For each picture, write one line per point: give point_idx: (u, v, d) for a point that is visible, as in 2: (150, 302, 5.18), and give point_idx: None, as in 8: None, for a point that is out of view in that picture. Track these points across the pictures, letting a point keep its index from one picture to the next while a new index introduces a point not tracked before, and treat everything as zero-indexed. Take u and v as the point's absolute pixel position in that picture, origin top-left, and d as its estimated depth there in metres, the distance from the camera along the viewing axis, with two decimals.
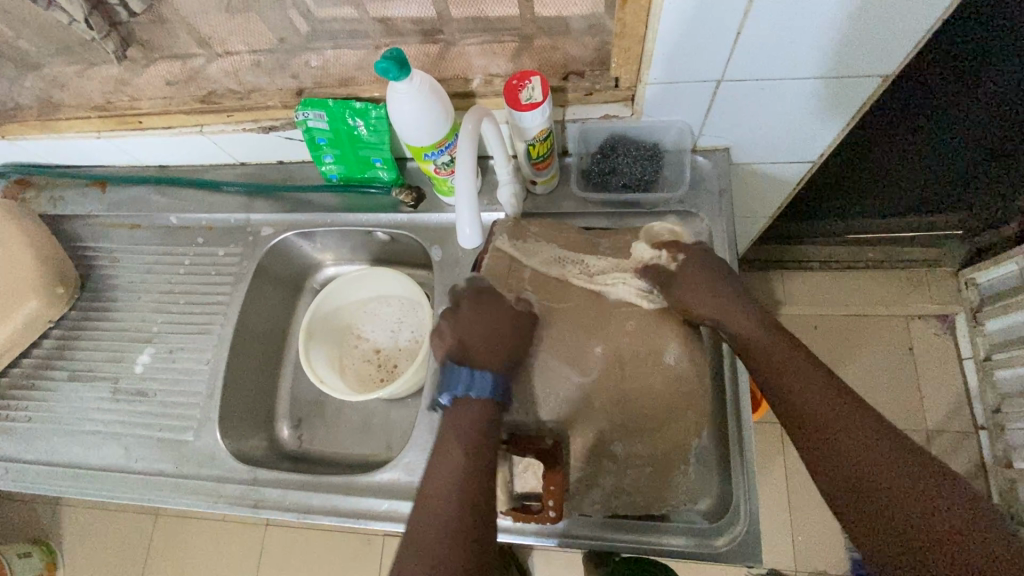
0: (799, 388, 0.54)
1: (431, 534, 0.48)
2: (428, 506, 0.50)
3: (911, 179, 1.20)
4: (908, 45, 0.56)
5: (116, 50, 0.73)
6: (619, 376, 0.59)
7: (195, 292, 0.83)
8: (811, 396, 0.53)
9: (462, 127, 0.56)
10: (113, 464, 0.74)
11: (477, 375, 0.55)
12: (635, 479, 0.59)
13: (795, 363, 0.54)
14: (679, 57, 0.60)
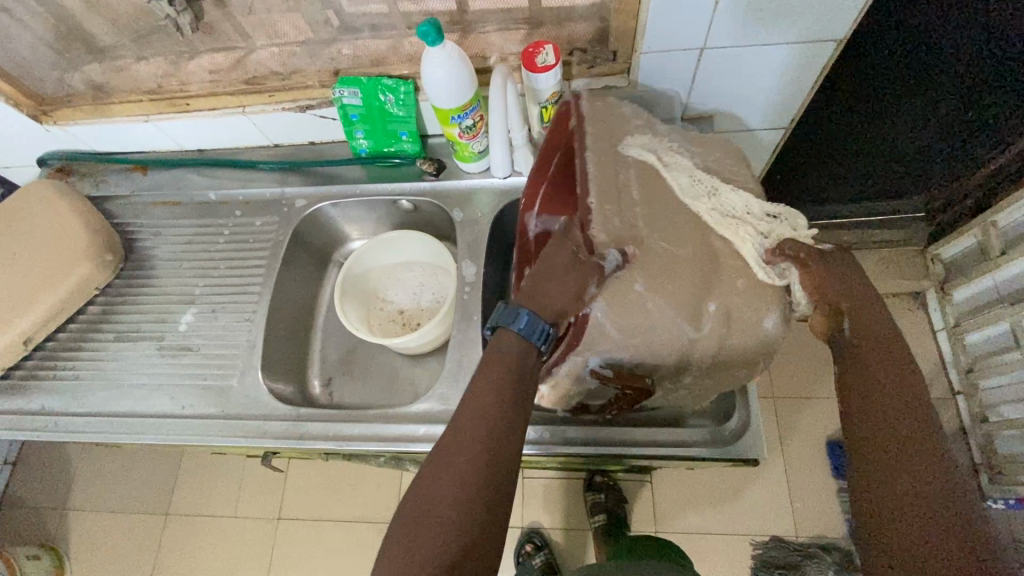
0: (873, 344, 0.54)
1: (444, 494, 0.48)
2: (447, 466, 0.49)
3: (879, 158, 1.32)
4: (854, 15, 0.68)
5: (189, 23, 0.79)
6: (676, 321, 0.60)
7: (234, 257, 0.90)
8: (878, 358, 0.54)
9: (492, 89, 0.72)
10: (161, 411, 0.80)
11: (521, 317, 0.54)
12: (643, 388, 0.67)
13: (878, 342, 0.54)
14: (668, 26, 0.70)
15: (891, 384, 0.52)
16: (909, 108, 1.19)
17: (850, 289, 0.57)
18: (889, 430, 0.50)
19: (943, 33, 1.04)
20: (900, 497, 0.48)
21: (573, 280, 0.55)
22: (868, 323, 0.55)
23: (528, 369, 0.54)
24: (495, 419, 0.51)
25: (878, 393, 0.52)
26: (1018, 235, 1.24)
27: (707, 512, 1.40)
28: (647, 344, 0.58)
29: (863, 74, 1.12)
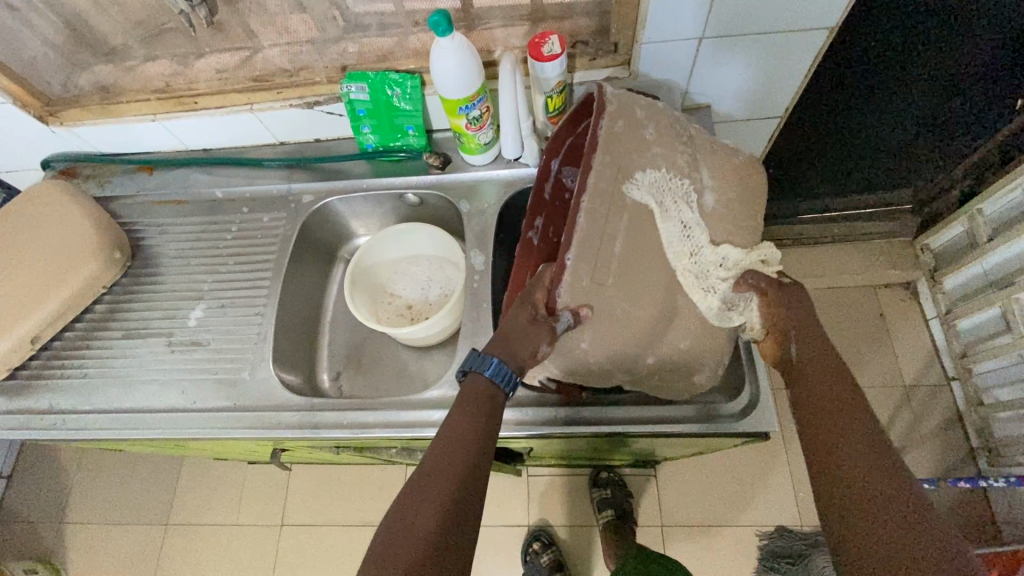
0: (812, 366, 0.60)
1: (414, 529, 0.50)
2: (417, 503, 0.52)
3: (867, 151, 1.37)
4: (844, 4, 0.71)
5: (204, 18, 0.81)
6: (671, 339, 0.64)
7: (242, 253, 0.91)
8: (820, 378, 0.58)
9: (503, 69, 0.74)
10: (172, 406, 0.79)
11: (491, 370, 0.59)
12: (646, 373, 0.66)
13: (825, 364, 0.59)
14: (667, 19, 0.73)
15: (833, 400, 0.56)
16: (896, 106, 1.24)
17: (802, 320, 0.62)
18: (839, 442, 0.54)
19: (926, 32, 1.09)
20: (859, 507, 0.50)
21: (527, 346, 0.59)
22: (808, 344, 0.61)
23: (493, 410, 0.58)
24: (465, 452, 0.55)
25: (823, 410, 0.56)
26: (1003, 222, 1.27)
27: (714, 505, 1.41)
28: (654, 318, 0.62)
29: (863, 65, 1.14)
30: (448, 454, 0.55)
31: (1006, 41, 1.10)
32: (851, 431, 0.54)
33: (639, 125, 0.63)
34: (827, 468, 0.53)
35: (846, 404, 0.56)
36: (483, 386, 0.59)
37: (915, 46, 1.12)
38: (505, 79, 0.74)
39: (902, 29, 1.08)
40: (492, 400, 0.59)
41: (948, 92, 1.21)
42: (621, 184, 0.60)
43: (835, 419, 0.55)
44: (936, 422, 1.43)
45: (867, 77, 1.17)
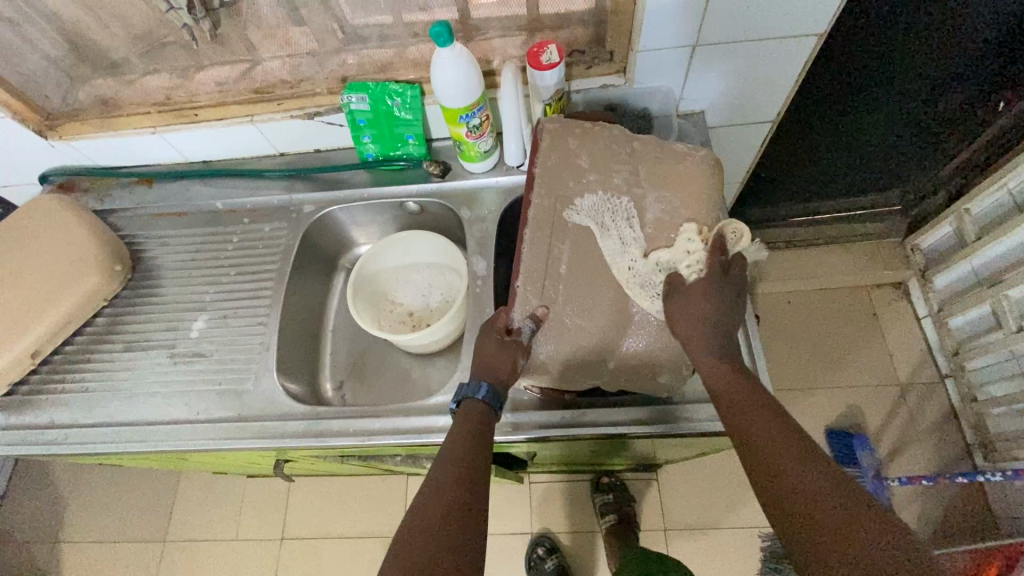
0: (750, 417, 0.53)
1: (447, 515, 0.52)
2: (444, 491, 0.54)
3: (854, 153, 1.40)
4: (832, 10, 0.74)
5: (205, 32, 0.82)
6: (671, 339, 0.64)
7: (243, 263, 0.91)
8: (764, 429, 0.52)
9: (505, 77, 0.75)
10: (175, 417, 0.79)
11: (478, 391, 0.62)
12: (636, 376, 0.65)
13: (741, 384, 0.56)
14: (659, 27, 0.75)
15: (785, 453, 0.50)
16: (884, 109, 1.28)
17: (714, 329, 0.59)
18: (808, 501, 0.46)
19: (913, 38, 1.13)
20: (815, 523, 0.45)
21: (505, 363, 0.63)
22: (738, 389, 0.56)
23: (487, 428, 0.61)
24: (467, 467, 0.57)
25: (781, 467, 0.49)
26: (990, 222, 1.30)
27: (715, 507, 1.41)
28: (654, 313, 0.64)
29: (852, 70, 1.18)
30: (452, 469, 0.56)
31: (986, 45, 1.13)
32: (818, 485, 0.47)
33: (620, 140, 0.68)
34: (807, 541, 0.44)
35: (802, 455, 0.49)
36: (478, 409, 0.62)
37: (901, 51, 1.15)
38: (507, 81, 0.75)
39: (889, 30, 1.10)
40: (485, 419, 0.62)
41: (931, 95, 1.25)
42: (560, 212, 0.66)
43: (796, 475, 0.48)
44: (931, 419, 1.45)
45: (856, 80, 1.21)
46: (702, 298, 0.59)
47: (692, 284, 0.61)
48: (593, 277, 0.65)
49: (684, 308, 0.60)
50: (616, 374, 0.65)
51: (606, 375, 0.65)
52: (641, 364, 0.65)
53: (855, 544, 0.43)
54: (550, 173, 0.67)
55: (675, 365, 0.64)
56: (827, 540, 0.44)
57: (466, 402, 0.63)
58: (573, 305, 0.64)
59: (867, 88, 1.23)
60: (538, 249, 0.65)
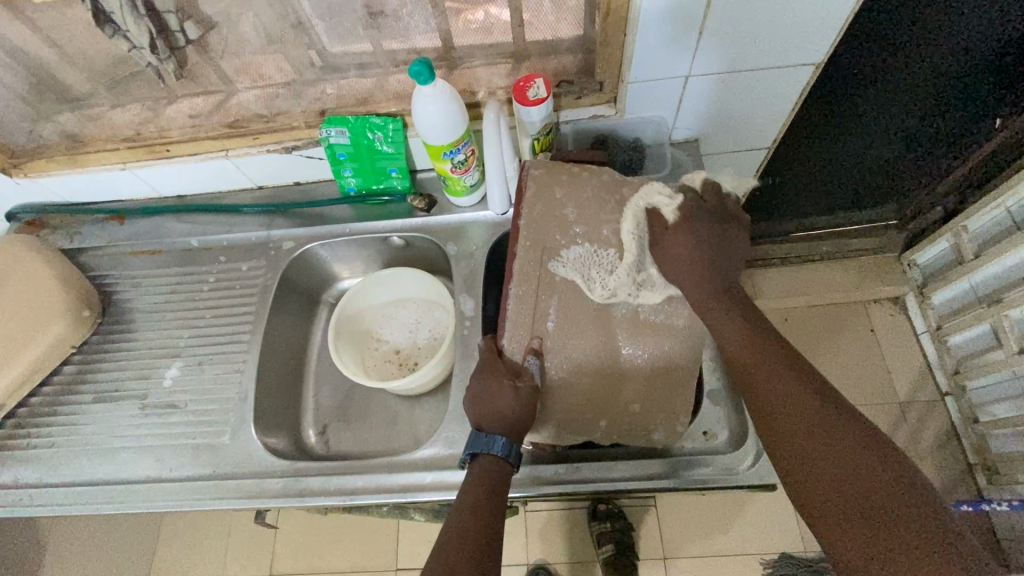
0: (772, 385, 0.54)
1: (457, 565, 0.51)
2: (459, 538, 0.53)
3: (848, 170, 1.37)
4: (830, 39, 0.71)
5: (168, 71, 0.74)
6: (666, 392, 0.61)
7: (219, 306, 0.87)
8: (778, 371, 0.55)
9: (486, 117, 0.71)
10: (147, 476, 0.75)
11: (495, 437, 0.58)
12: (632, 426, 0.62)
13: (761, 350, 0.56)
14: (653, 57, 0.72)
15: (802, 396, 0.53)
16: (879, 125, 1.24)
17: (705, 267, 0.60)
18: (818, 441, 0.50)
19: (910, 54, 1.08)
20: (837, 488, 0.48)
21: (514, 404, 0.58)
22: (749, 328, 0.57)
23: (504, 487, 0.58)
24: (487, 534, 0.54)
25: (795, 410, 0.52)
26: (988, 240, 1.28)
27: (716, 534, 1.37)
28: (649, 365, 0.61)
29: (847, 90, 1.14)
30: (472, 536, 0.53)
31: (992, 56, 1.09)
32: (832, 427, 0.50)
33: (612, 181, 0.65)
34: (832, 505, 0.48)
35: (821, 412, 0.52)
36: (495, 464, 0.58)
37: (896, 66, 1.11)
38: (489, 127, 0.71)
39: (894, 44, 1.05)
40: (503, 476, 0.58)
41: (928, 111, 1.21)
42: (546, 263, 0.62)
43: (809, 417, 0.51)
44: (932, 438, 1.43)
45: (848, 99, 1.16)
46: (685, 239, 0.60)
47: (673, 226, 0.62)
48: (585, 329, 0.61)
49: (670, 257, 0.61)
50: (610, 431, 0.63)
51: (598, 432, 0.62)
52: (636, 420, 0.62)
53: (859, 483, 0.48)
54: (538, 220, 0.63)
55: (670, 420, 0.62)
56: (831, 476, 0.49)
57: (482, 457, 0.59)
58: (565, 360, 0.61)
59: (861, 106, 1.19)
60: (526, 302, 0.61)
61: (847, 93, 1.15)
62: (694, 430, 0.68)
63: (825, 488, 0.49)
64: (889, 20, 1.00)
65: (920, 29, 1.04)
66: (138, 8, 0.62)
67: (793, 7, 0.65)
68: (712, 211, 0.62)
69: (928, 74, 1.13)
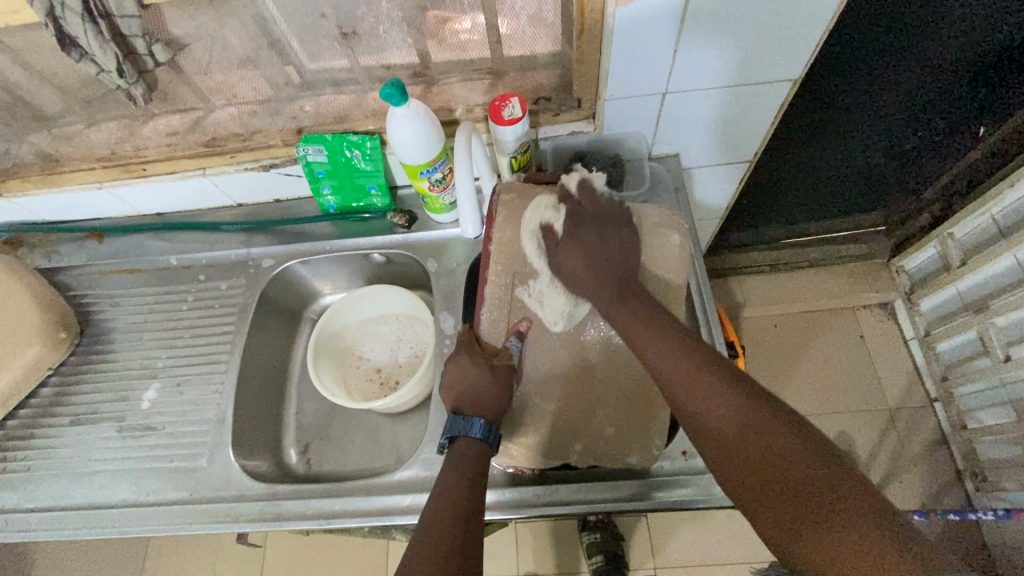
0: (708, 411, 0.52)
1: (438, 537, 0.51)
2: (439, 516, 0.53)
3: (834, 176, 1.37)
4: (805, 55, 0.70)
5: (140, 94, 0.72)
6: (637, 415, 0.62)
7: (198, 325, 0.86)
8: (689, 361, 0.55)
9: (457, 139, 0.69)
10: (123, 500, 0.74)
11: (471, 419, 0.59)
12: (607, 449, 0.62)
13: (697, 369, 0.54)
14: (629, 74, 0.71)
15: (714, 382, 0.53)
16: (865, 131, 1.24)
17: (596, 275, 0.62)
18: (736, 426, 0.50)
19: (894, 60, 1.08)
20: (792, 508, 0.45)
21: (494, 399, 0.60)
22: (651, 324, 0.58)
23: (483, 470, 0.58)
24: (467, 512, 0.54)
25: (712, 413, 0.51)
26: (974, 246, 1.28)
27: (706, 543, 1.37)
28: (622, 385, 0.62)
29: (830, 97, 1.14)
30: (450, 511, 0.54)
31: (967, 68, 1.10)
32: (747, 408, 0.50)
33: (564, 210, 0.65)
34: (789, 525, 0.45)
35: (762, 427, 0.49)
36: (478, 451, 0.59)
37: (880, 73, 1.10)
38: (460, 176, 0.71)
39: (868, 58, 1.07)
40: (482, 459, 0.59)
41: (911, 118, 1.21)
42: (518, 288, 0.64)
43: (726, 417, 0.51)
44: (921, 445, 1.43)
45: (833, 106, 1.16)
46: (574, 252, 0.63)
47: (563, 240, 0.64)
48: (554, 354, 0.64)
49: (564, 267, 0.63)
50: (584, 455, 0.63)
51: (573, 456, 0.63)
52: (611, 443, 0.62)
53: (784, 476, 0.46)
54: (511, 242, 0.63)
55: (645, 445, 0.62)
56: (751, 457, 0.48)
57: (460, 439, 0.60)
58: None
59: (845, 113, 1.19)
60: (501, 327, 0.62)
61: (832, 99, 1.15)
62: (671, 451, 0.67)
63: (747, 470, 0.48)
64: (859, 34, 1.03)
65: (904, 37, 1.04)
66: (103, 32, 0.60)
67: (766, 24, 0.65)
68: (593, 215, 0.65)
69: (912, 80, 1.13)
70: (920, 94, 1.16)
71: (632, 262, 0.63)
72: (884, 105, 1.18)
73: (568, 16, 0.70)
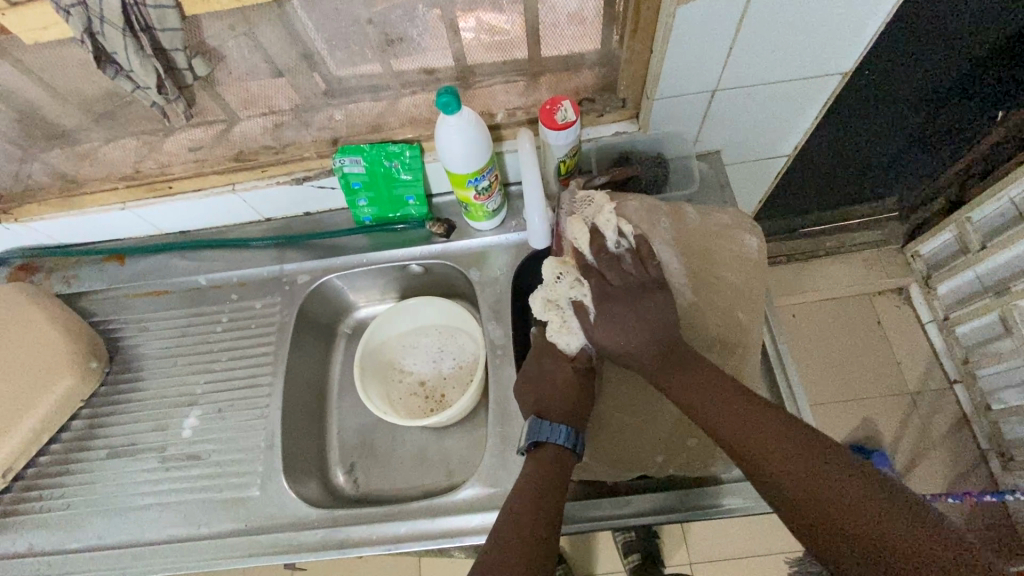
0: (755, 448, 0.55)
1: (527, 516, 0.55)
2: (523, 498, 0.57)
3: (859, 169, 1.31)
4: (858, 49, 0.69)
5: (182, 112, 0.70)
6: None
7: (235, 347, 0.83)
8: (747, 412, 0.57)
9: (522, 145, 0.70)
10: (175, 534, 0.71)
11: (556, 425, 0.62)
12: (686, 456, 0.65)
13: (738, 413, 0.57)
14: (680, 73, 0.69)
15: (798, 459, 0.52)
16: (894, 125, 1.17)
17: (637, 348, 0.62)
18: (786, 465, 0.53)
19: (934, 53, 1.02)
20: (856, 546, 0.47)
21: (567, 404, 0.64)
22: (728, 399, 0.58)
23: (566, 472, 0.60)
24: (552, 498, 0.57)
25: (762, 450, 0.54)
26: (993, 230, 1.28)
27: (743, 535, 1.37)
28: None
29: (862, 94, 1.07)
30: (536, 493, 0.57)
31: (998, 58, 1.05)
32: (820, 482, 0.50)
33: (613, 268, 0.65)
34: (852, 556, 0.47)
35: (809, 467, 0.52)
36: (560, 454, 0.61)
37: (919, 65, 1.03)
38: (528, 182, 0.69)
39: (893, 53, 0.99)
40: (564, 462, 0.61)
41: (938, 111, 1.16)
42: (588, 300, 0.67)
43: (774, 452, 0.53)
44: (944, 426, 1.45)
45: (870, 100, 1.09)
46: (609, 329, 0.63)
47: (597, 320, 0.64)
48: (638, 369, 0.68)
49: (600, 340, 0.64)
50: (665, 466, 0.65)
51: (654, 466, 0.65)
52: (691, 451, 0.65)
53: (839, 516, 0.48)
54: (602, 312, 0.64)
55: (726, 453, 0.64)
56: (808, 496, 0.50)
57: (545, 445, 0.61)
58: None
59: (878, 109, 1.12)
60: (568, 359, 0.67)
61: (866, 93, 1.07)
62: None
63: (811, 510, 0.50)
64: (904, 25, 0.95)
65: (948, 24, 0.97)
66: (144, 47, 0.58)
67: (825, 19, 0.64)
68: (622, 290, 0.63)
69: (945, 72, 1.07)
70: (954, 83, 1.10)
71: (671, 330, 0.62)
72: (915, 100, 1.12)
73: (616, 15, 0.68)
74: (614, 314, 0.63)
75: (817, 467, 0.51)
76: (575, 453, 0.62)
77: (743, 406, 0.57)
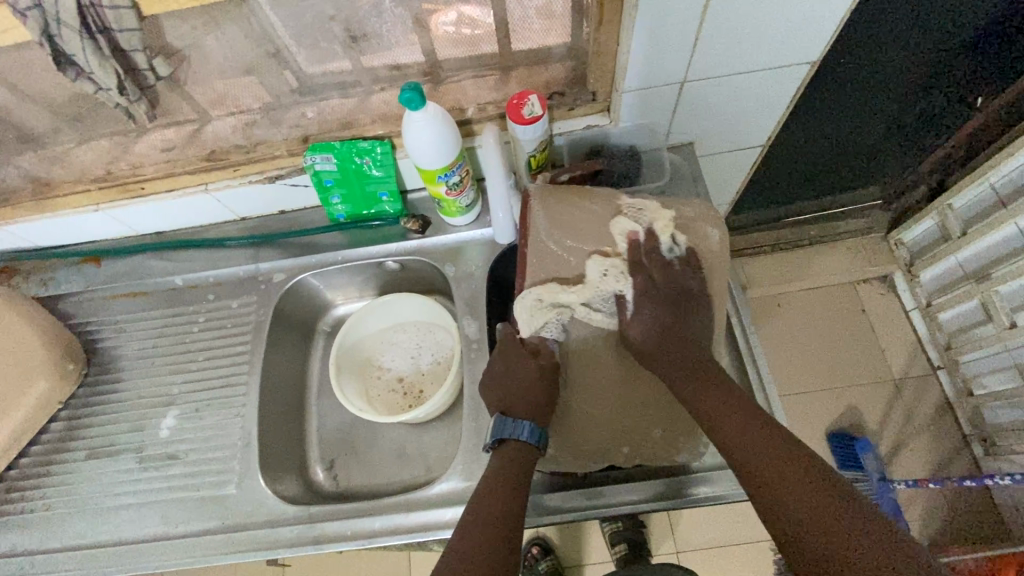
0: (741, 446, 0.56)
1: (492, 509, 0.56)
2: (490, 491, 0.58)
3: (841, 156, 1.31)
4: (824, 38, 0.69)
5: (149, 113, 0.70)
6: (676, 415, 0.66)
7: (213, 346, 0.83)
8: (722, 389, 0.60)
9: (484, 138, 0.71)
10: (154, 533, 0.72)
11: (521, 422, 0.62)
12: (652, 446, 0.66)
13: (729, 413, 0.58)
14: (647, 63, 0.69)
15: (781, 461, 0.53)
16: (876, 109, 1.17)
17: (671, 349, 0.64)
18: (767, 463, 0.54)
19: (910, 40, 1.01)
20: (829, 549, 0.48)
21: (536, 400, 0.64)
22: (724, 400, 0.60)
23: (530, 467, 0.61)
24: (517, 491, 0.58)
25: (748, 448, 0.56)
26: (974, 216, 1.28)
27: (731, 522, 1.39)
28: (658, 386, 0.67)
29: (839, 81, 1.07)
30: (502, 485, 0.58)
31: (975, 41, 1.04)
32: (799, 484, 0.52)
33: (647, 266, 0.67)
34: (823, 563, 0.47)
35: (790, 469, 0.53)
36: (526, 450, 0.62)
37: (895, 50, 1.03)
38: (494, 178, 0.71)
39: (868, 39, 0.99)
40: (529, 458, 0.62)
41: (918, 97, 1.16)
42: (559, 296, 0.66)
43: (759, 451, 0.55)
44: (927, 413, 1.46)
45: (848, 86, 1.09)
46: (642, 323, 0.64)
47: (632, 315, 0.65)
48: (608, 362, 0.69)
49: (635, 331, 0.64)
50: (632, 458, 0.66)
51: (620, 458, 0.66)
52: (657, 443, 0.66)
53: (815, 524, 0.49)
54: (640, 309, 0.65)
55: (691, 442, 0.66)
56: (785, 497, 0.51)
57: (509, 441, 0.62)
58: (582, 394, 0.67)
59: (857, 95, 1.11)
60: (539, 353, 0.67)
61: (842, 80, 1.07)
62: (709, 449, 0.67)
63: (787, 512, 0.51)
64: (879, 10, 0.95)
65: (923, 10, 0.97)
66: (102, 48, 0.58)
67: (790, 8, 0.64)
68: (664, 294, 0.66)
69: (924, 58, 1.06)
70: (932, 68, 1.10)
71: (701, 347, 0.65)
72: (895, 85, 1.11)
73: (582, 7, 0.68)
74: (665, 323, 0.64)
75: (798, 470, 0.52)
76: (540, 448, 0.63)
77: (737, 406, 0.59)
